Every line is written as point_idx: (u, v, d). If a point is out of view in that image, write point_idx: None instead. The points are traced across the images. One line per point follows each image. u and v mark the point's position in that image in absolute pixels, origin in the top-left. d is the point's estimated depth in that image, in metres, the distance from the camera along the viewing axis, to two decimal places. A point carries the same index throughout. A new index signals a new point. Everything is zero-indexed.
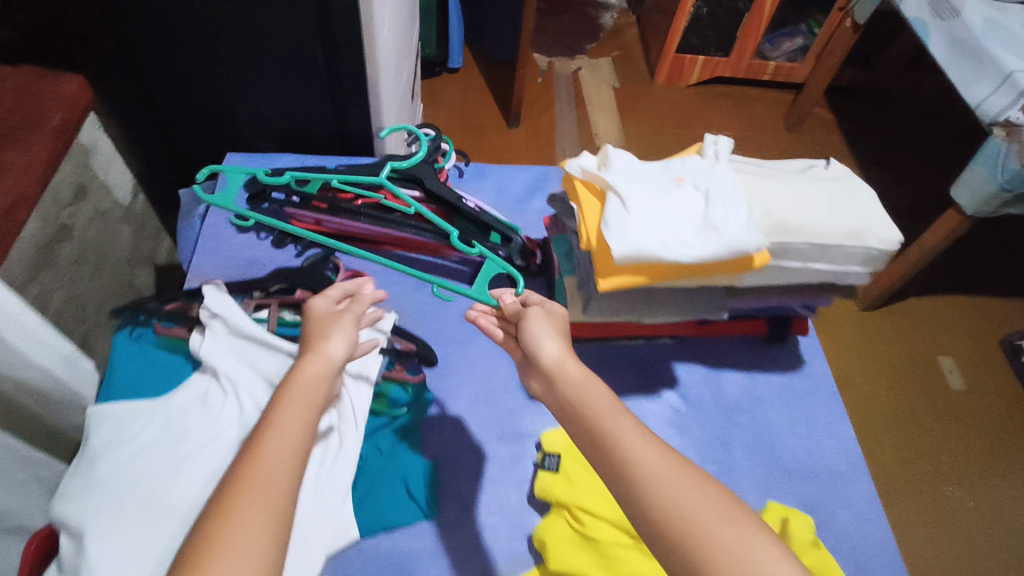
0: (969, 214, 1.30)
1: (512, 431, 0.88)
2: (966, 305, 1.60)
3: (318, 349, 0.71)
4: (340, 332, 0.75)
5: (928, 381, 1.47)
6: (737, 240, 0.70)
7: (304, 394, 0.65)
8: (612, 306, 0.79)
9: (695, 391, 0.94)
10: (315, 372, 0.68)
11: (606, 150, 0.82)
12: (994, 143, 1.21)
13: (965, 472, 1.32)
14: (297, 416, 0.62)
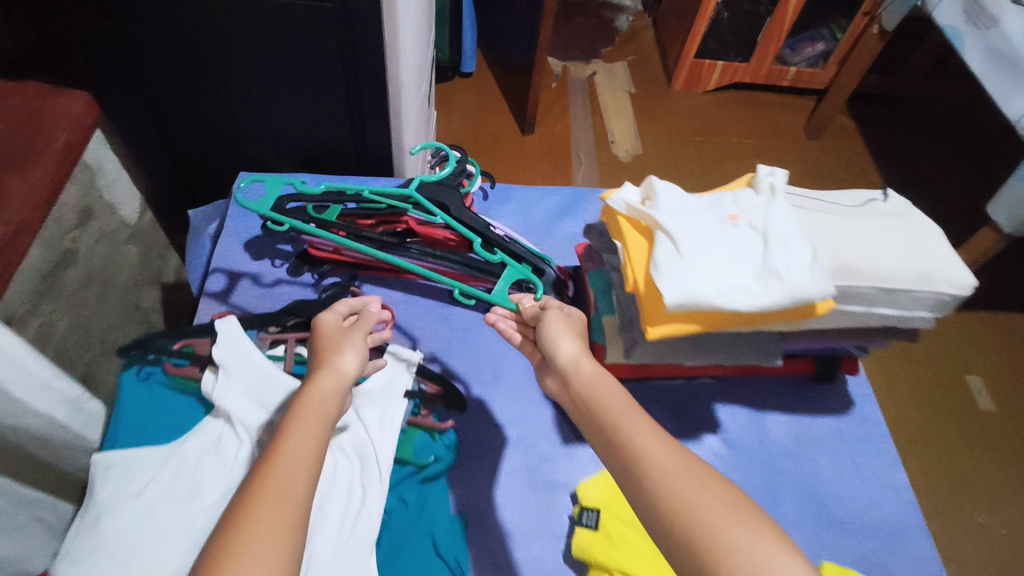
0: (1008, 232, 1.23)
1: (544, 482, 0.83)
2: (1011, 327, 1.49)
3: (329, 362, 0.69)
4: (351, 347, 0.73)
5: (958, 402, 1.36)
6: (802, 289, 0.64)
7: (317, 404, 0.63)
8: (656, 352, 0.73)
9: (740, 437, 0.88)
10: (329, 388, 0.66)
11: (650, 181, 0.76)
12: None
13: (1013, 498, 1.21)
14: (311, 431, 0.60)
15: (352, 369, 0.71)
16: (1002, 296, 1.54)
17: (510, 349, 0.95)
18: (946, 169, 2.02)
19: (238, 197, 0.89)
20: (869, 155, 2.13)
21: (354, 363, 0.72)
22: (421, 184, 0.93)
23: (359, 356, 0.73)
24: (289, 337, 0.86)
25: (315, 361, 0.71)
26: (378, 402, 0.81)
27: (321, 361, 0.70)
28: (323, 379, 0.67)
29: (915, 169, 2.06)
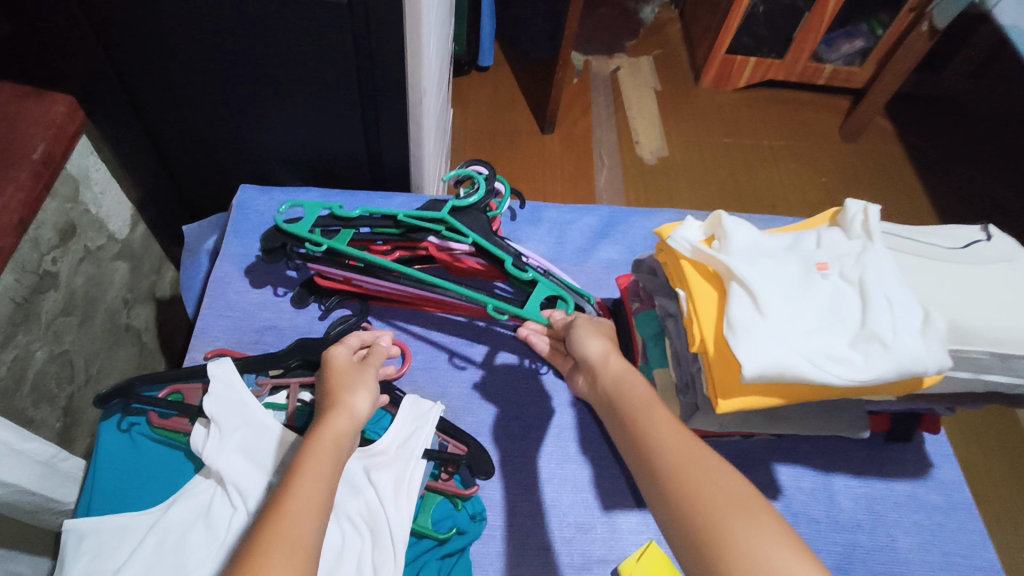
0: None
1: (580, 558, 0.71)
2: None
3: (339, 402, 0.62)
4: (363, 386, 0.66)
5: None
6: (912, 360, 0.53)
7: (330, 447, 0.56)
8: (721, 419, 0.63)
9: (804, 504, 0.76)
10: (342, 432, 0.59)
11: (718, 218, 0.65)
12: None
13: None
14: (321, 474, 0.53)
15: (365, 409, 0.63)
16: None
17: (541, 394, 0.83)
18: (995, 178, 1.88)
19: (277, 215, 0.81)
20: (911, 161, 1.98)
21: (366, 403, 0.65)
22: (454, 208, 0.83)
23: (370, 396, 0.65)
24: (290, 382, 0.75)
25: (324, 401, 0.63)
26: (393, 463, 0.69)
27: (331, 400, 0.62)
28: (332, 421, 0.59)
29: (961, 177, 1.92)
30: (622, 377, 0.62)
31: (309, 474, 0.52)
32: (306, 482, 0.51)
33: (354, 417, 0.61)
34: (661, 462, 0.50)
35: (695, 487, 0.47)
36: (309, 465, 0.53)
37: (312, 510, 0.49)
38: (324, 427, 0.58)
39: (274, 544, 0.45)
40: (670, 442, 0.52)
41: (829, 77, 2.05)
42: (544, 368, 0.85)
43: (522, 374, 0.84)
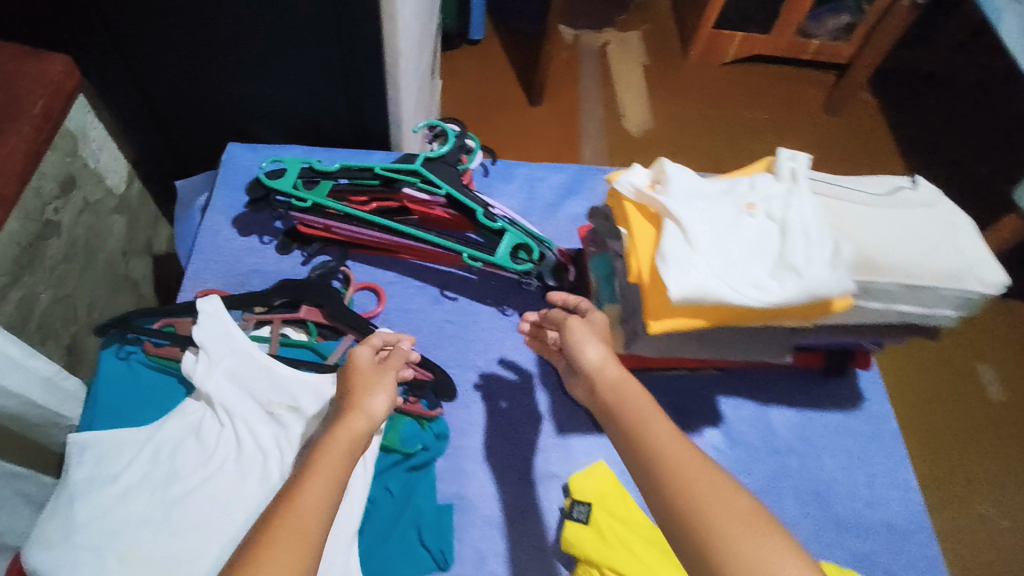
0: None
1: (535, 473, 0.79)
2: None
3: (356, 406, 0.62)
4: (383, 387, 0.66)
5: (972, 393, 1.36)
6: (820, 285, 0.59)
7: (343, 448, 0.58)
8: (657, 346, 0.70)
9: (742, 430, 0.84)
10: (358, 433, 0.61)
11: (663, 165, 0.71)
12: None
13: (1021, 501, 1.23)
14: (330, 474, 0.56)
15: (382, 411, 0.64)
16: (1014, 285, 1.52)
17: (505, 335, 0.88)
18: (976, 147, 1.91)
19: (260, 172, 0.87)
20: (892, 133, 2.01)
21: (384, 406, 0.64)
22: (426, 160, 0.89)
23: (388, 397, 0.65)
24: (273, 318, 0.82)
25: (344, 400, 0.64)
26: None
27: (350, 401, 0.64)
28: (347, 423, 0.61)
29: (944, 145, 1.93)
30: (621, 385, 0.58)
31: (320, 474, 0.55)
32: (317, 483, 0.54)
33: (369, 422, 0.62)
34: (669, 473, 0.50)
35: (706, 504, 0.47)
36: (320, 468, 0.56)
37: (319, 506, 0.53)
38: (340, 429, 0.60)
39: (281, 540, 0.49)
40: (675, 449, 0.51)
41: (814, 52, 2.10)
42: (509, 311, 0.90)
43: (490, 313, 0.89)
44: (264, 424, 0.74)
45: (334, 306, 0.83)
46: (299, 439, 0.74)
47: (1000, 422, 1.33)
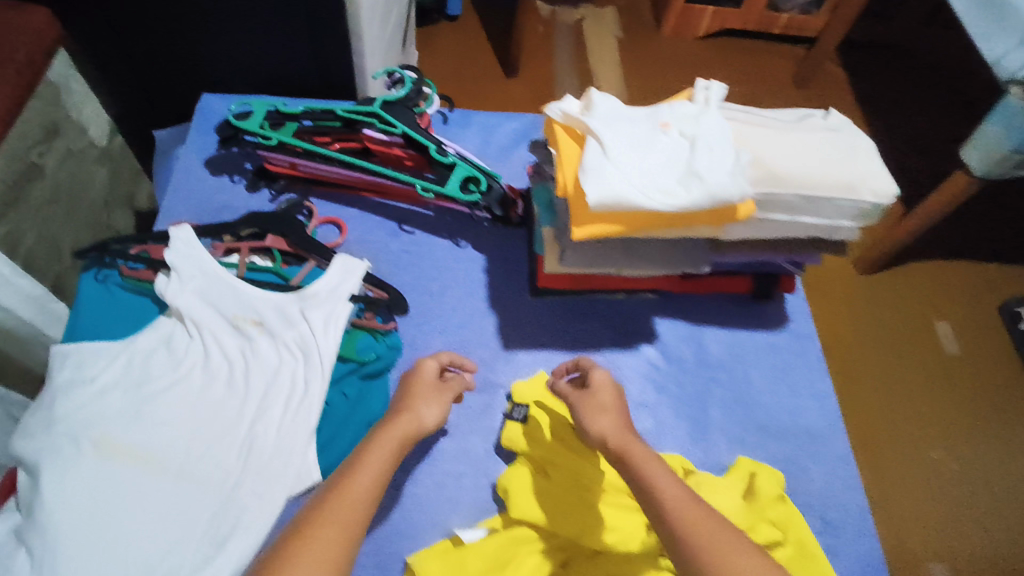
0: (978, 173, 1.37)
1: (482, 382, 0.86)
2: (973, 276, 1.69)
3: (411, 408, 0.68)
4: (436, 399, 0.72)
5: (926, 347, 1.59)
6: (720, 190, 0.66)
7: (393, 439, 0.63)
8: (587, 258, 0.77)
9: (676, 348, 0.90)
10: (408, 430, 0.65)
11: (590, 94, 0.77)
12: (1010, 101, 1.26)
13: (957, 438, 1.45)
14: (378, 463, 0.60)
15: (433, 419, 0.69)
16: (956, 252, 1.72)
17: (457, 265, 0.95)
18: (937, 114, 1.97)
19: (228, 113, 0.93)
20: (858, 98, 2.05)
21: (436, 417, 0.70)
22: (385, 103, 0.95)
23: (440, 410, 0.71)
24: (241, 246, 0.89)
25: (402, 402, 0.70)
26: (324, 304, 0.83)
27: (407, 404, 0.69)
28: (401, 420, 0.66)
29: (909, 109, 1.97)
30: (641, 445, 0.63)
31: (369, 464, 0.60)
32: (364, 472, 0.59)
33: (420, 426, 0.67)
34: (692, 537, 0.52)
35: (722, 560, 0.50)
36: (371, 460, 0.60)
37: (364, 494, 0.57)
38: (393, 425, 0.65)
39: (325, 518, 0.53)
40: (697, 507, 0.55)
41: (784, 26, 2.17)
42: (462, 243, 0.96)
43: (444, 245, 0.96)
44: (231, 336, 0.82)
45: (298, 236, 0.90)
46: (261, 349, 0.81)
47: (952, 372, 1.55)
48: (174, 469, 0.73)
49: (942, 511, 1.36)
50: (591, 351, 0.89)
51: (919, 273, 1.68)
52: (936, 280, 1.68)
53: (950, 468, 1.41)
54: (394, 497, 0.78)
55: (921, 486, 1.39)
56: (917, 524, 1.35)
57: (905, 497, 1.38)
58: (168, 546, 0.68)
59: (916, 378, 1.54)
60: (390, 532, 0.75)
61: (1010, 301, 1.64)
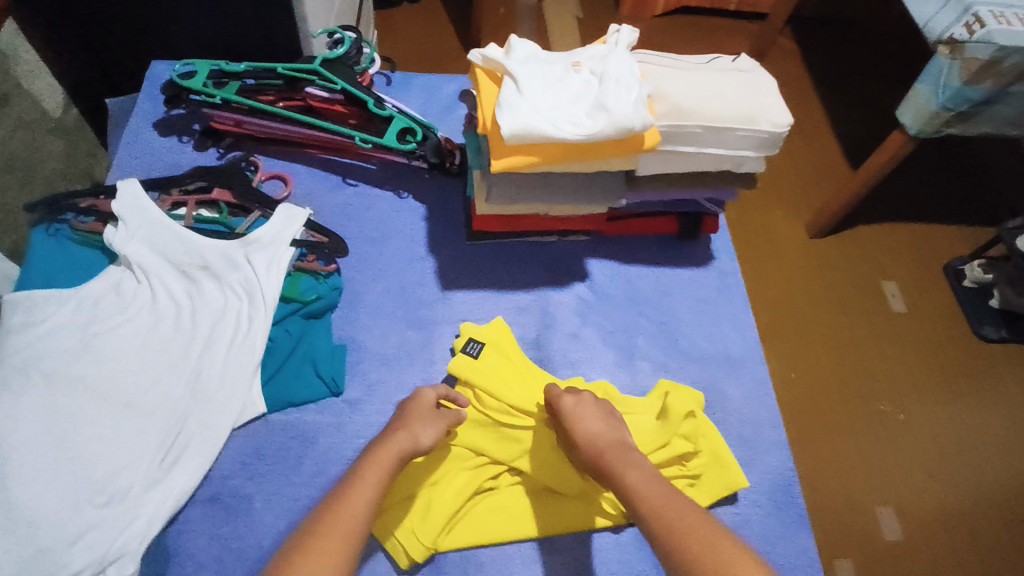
0: (913, 132, 1.34)
1: (421, 319, 0.91)
2: (918, 235, 1.74)
3: (405, 428, 0.72)
4: (432, 422, 0.75)
5: (873, 307, 1.62)
6: (623, 118, 0.71)
7: (388, 459, 0.68)
8: (510, 193, 0.82)
9: (605, 285, 0.95)
10: (403, 450, 0.70)
11: (510, 39, 0.81)
12: (937, 59, 1.27)
13: (903, 394, 1.49)
14: (373, 481, 0.65)
15: (427, 441, 0.73)
16: (902, 212, 1.77)
17: (399, 214, 0.99)
18: (882, 85, 2.03)
19: (172, 72, 0.96)
20: (809, 70, 2.09)
21: (432, 436, 0.74)
22: (325, 61, 0.99)
23: (435, 429, 0.74)
24: (186, 198, 0.92)
25: (398, 422, 0.74)
26: (267, 248, 0.88)
27: (402, 424, 0.73)
28: (395, 437, 0.71)
29: (855, 83, 2.04)
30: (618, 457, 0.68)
31: (363, 483, 0.65)
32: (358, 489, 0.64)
33: (415, 445, 0.71)
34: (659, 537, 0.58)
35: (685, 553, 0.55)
36: (366, 477, 0.66)
37: (358, 508, 0.62)
38: (388, 444, 0.70)
39: (322, 532, 0.59)
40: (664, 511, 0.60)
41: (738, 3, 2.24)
42: (403, 195, 1.01)
43: (386, 196, 1.01)
44: (178, 280, 0.86)
45: (244, 188, 0.94)
46: (207, 291, 0.86)
47: (901, 330, 1.59)
48: (123, 401, 0.77)
49: (886, 463, 1.39)
50: (525, 290, 0.94)
51: (863, 234, 1.73)
52: (883, 238, 1.74)
53: (897, 420, 1.45)
54: (333, 426, 0.82)
55: (866, 440, 1.42)
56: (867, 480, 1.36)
57: (859, 454, 1.40)
58: (116, 469, 0.72)
59: (866, 334, 1.57)
60: (331, 457, 0.80)
61: (955, 261, 1.68)
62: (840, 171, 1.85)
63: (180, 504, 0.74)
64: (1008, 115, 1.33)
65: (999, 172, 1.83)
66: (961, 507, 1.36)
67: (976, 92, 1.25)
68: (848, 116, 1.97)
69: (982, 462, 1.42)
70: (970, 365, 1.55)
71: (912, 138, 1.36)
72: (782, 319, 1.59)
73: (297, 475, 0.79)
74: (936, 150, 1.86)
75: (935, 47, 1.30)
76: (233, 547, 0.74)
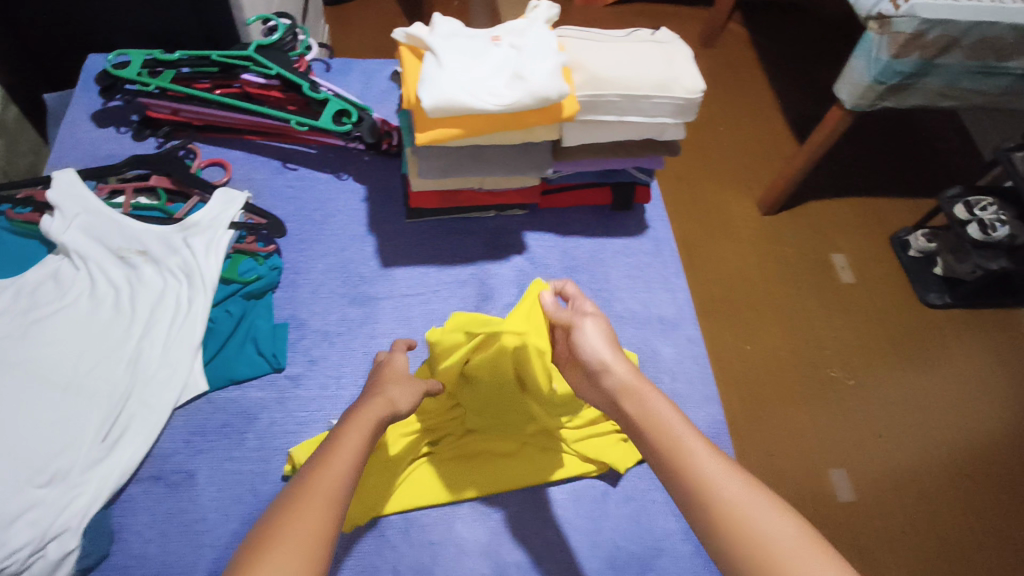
0: (849, 105, 1.38)
1: (363, 295, 0.93)
2: (863, 205, 1.78)
3: (382, 391, 0.67)
4: (410, 389, 0.71)
5: (822, 278, 1.66)
6: (540, 88, 0.73)
7: (367, 422, 0.63)
8: (441, 166, 0.85)
9: (542, 256, 0.98)
10: (381, 413, 0.65)
11: (433, 17, 0.83)
12: (869, 34, 1.26)
13: (853, 361, 1.52)
14: (354, 445, 0.60)
15: (406, 407, 0.68)
16: (846, 184, 1.82)
17: (340, 195, 1.02)
18: (824, 66, 2.10)
19: (105, 63, 0.97)
20: (757, 53, 2.14)
21: (409, 401, 0.70)
22: (259, 48, 1.01)
23: (411, 393, 0.70)
24: (124, 186, 0.93)
25: (373, 388, 0.69)
26: (205, 232, 0.89)
27: (377, 389, 0.68)
28: (375, 401, 0.66)
29: (801, 66, 2.10)
30: (646, 404, 0.63)
31: (343, 448, 0.59)
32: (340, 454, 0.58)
33: (395, 409, 0.67)
34: (716, 514, 0.54)
35: (751, 537, 0.52)
36: (345, 443, 0.60)
37: (339, 474, 0.56)
38: (366, 408, 0.64)
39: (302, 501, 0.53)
40: (726, 483, 0.55)
41: None
42: (344, 176, 1.04)
43: (327, 179, 1.03)
44: (116, 266, 0.87)
45: (182, 175, 0.96)
46: (146, 275, 0.87)
47: (850, 299, 1.62)
48: (63, 384, 0.77)
49: (838, 429, 1.42)
50: (464, 264, 0.97)
51: (810, 206, 1.77)
52: (831, 209, 1.78)
53: (847, 385, 1.48)
54: (275, 400, 0.84)
55: (816, 406, 1.44)
56: (818, 444, 1.40)
57: (811, 418, 1.43)
58: (57, 449, 0.73)
59: (815, 302, 1.61)
60: (274, 430, 0.82)
61: (902, 232, 1.70)
62: (786, 147, 1.90)
63: (124, 480, 0.76)
64: (936, 88, 1.33)
65: (936, 146, 1.90)
66: (915, 467, 1.37)
67: (903, 65, 1.27)
68: (795, 96, 2.02)
69: (934, 422, 1.44)
70: (918, 330, 1.58)
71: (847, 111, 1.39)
72: (737, 294, 1.61)
73: (241, 450, 0.80)
74: (877, 127, 1.92)
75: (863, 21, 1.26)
76: (179, 520, 0.75)
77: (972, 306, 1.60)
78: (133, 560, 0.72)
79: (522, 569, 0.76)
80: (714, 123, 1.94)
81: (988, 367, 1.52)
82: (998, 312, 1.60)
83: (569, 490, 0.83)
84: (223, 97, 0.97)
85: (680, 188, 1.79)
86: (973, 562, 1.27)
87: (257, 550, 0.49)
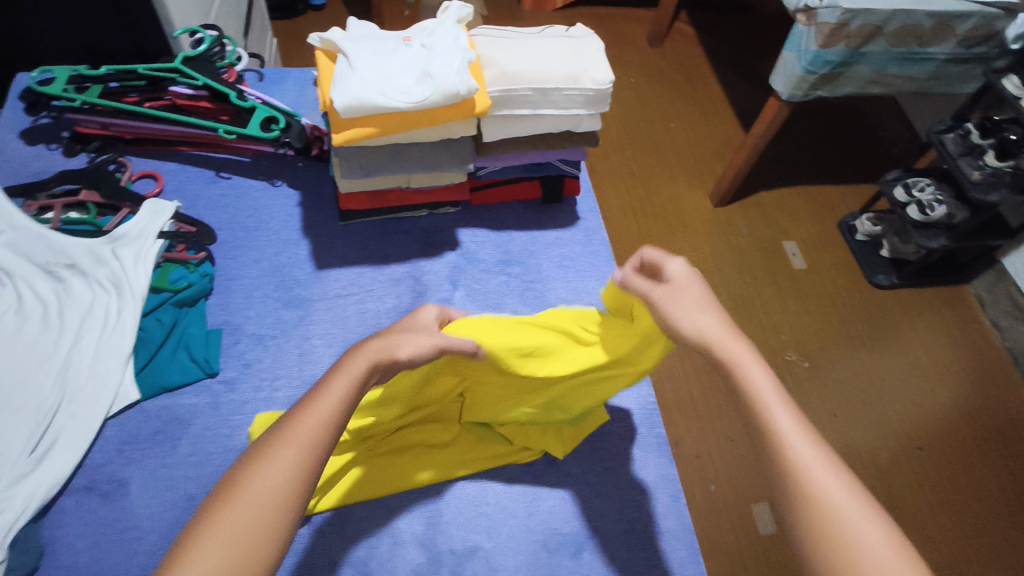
0: (785, 98, 1.35)
1: (297, 298, 0.94)
2: (810, 191, 1.82)
3: (388, 337, 0.61)
4: (421, 334, 0.65)
5: (774, 263, 1.67)
6: (448, 85, 0.76)
7: (365, 359, 0.57)
8: (362, 165, 0.86)
9: (475, 251, 1.01)
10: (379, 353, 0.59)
11: (348, 22, 0.86)
12: (798, 27, 1.22)
13: (807, 343, 1.53)
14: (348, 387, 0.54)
15: (408, 354, 0.62)
16: (792, 172, 1.86)
17: (274, 202, 1.04)
18: (767, 61, 2.15)
19: (28, 79, 0.96)
20: (704, 51, 2.18)
21: (415, 350, 0.63)
22: (186, 60, 1.01)
23: (423, 342, 0.64)
24: (52, 202, 0.93)
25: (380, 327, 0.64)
26: (134, 242, 0.90)
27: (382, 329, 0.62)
28: (376, 341, 0.59)
29: (746, 63, 2.15)
30: (737, 358, 0.57)
31: (335, 390, 0.53)
32: (332, 396, 0.52)
33: (394, 354, 0.60)
34: (810, 505, 0.47)
35: (840, 531, 0.46)
36: (338, 384, 0.53)
37: (330, 417, 0.51)
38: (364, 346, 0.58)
39: (283, 442, 0.48)
40: (820, 468, 0.49)
41: None
42: (278, 183, 1.06)
43: (261, 187, 1.05)
44: (44, 280, 0.87)
45: (111, 188, 0.96)
46: (75, 289, 0.87)
47: (801, 283, 1.63)
48: None
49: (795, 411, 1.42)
50: (398, 263, 0.99)
51: (758, 194, 1.80)
52: (779, 196, 1.80)
53: (803, 368, 1.48)
54: (209, 405, 0.84)
55: None
56: None
57: None
58: None
59: (767, 285, 1.62)
60: (207, 435, 0.82)
61: (848, 217, 1.73)
62: (733, 139, 1.94)
63: (55, 491, 0.75)
64: (868, 74, 1.29)
65: (876, 134, 1.95)
66: (873, 446, 1.37)
67: (834, 54, 1.23)
68: (741, 91, 2.07)
69: (892, 398, 1.45)
70: (866, 311, 1.59)
71: (783, 104, 1.36)
72: None
73: (174, 456, 0.81)
74: (819, 117, 1.98)
75: (793, 14, 1.23)
76: (112, 529, 0.75)
77: (919, 285, 1.62)
78: (64, 570, 0.72)
79: (458, 556, 0.78)
80: (664, 119, 1.97)
81: (937, 344, 1.54)
82: (941, 290, 1.63)
83: (506, 477, 0.84)
84: (151, 110, 0.98)
85: (631, 181, 1.81)
86: (931, 535, 1.26)
87: (224, 500, 0.45)
